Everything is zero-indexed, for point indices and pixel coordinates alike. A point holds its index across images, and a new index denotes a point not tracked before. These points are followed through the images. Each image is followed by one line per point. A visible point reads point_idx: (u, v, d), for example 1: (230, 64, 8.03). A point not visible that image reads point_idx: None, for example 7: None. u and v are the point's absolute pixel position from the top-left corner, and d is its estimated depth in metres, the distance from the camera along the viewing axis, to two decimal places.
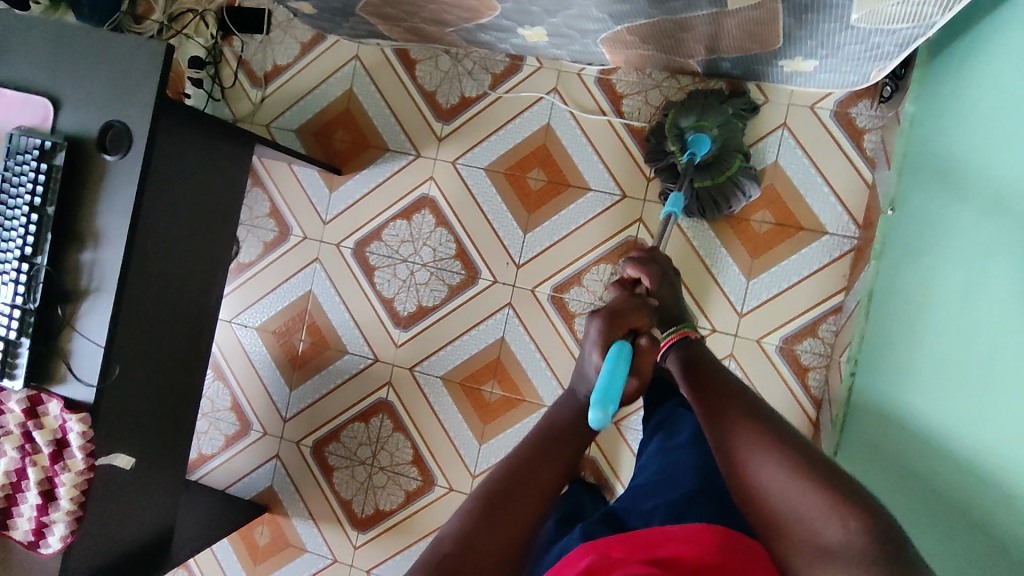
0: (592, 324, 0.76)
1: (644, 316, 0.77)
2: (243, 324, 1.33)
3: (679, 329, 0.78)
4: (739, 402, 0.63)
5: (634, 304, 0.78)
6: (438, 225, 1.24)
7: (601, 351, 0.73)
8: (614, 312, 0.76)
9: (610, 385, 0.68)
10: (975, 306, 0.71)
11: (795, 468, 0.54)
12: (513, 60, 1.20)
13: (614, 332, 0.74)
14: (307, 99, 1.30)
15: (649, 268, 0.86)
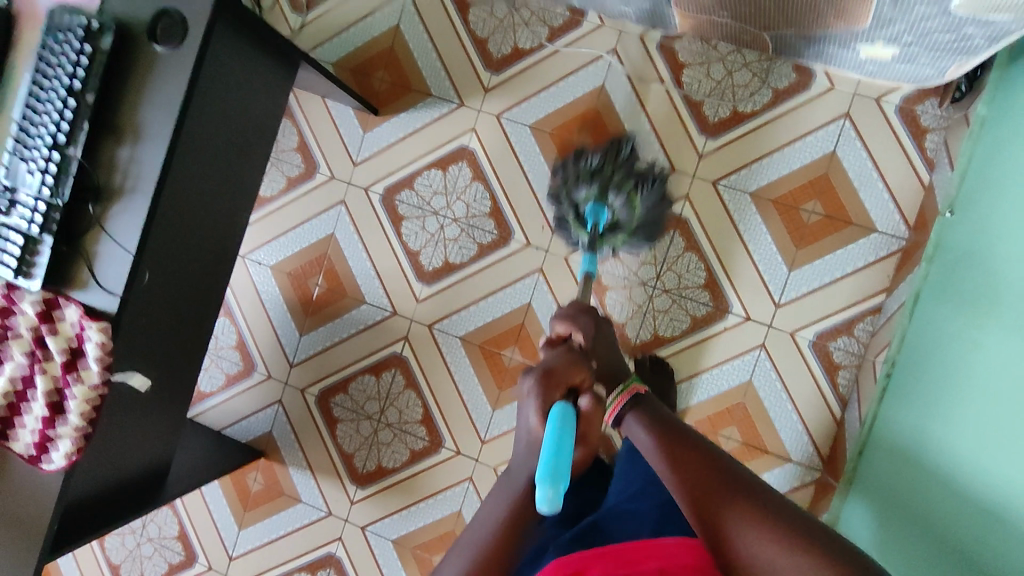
0: (528, 383, 0.73)
1: (582, 372, 0.74)
2: (257, 262, 1.26)
3: (627, 389, 0.76)
4: (711, 469, 0.60)
5: (573, 361, 0.75)
6: (474, 180, 1.20)
7: (539, 415, 0.69)
8: (554, 371, 0.72)
9: (560, 457, 0.63)
10: None
11: (768, 526, 0.53)
12: (573, 15, 1.16)
13: (554, 393, 0.71)
14: (350, 31, 1.23)
15: (577, 325, 0.88)
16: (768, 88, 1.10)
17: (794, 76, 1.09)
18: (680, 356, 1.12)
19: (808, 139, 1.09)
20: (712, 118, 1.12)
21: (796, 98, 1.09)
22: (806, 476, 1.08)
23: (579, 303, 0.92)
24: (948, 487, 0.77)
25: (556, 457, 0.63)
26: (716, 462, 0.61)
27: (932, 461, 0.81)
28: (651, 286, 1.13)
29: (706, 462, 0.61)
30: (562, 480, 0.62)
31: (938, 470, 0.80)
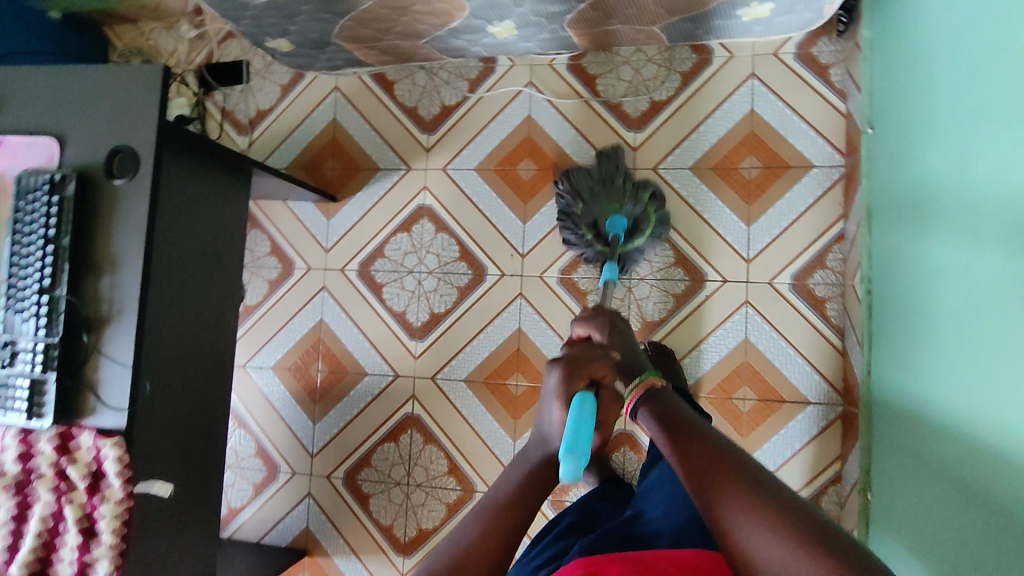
0: (552, 375, 0.77)
1: (606, 365, 0.77)
2: (258, 367, 1.32)
3: (644, 381, 0.76)
4: (716, 454, 0.60)
5: (594, 352, 0.78)
6: (438, 231, 1.26)
7: (562, 405, 0.74)
8: (575, 362, 0.77)
9: (580, 431, 0.70)
10: (974, 176, 0.73)
11: (766, 519, 0.52)
12: (485, 63, 1.26)
13: (577, 381, 0.75)
14: (294, 135, 1.34)
15: (593, 322, 0.86)
16: (675, 73, 1.18)
17: (695, 56, 1.18)
18: (675, 336, 1.15)
19: (726, 105, 1.16)
20: (635, 113, 1.20)
21: (704, 74, 1.17)
22: (829, 414, 1.08)
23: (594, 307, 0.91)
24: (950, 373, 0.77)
25: (579, 434, 0.70)
26: (730, 460, 0.59)
27: (928, 357, 0.83)
28: (627, 278, 1.18)
29: (720, 454, 0.60)
30: (583, 456, 0.69)
31: (937, 362, 0.81)
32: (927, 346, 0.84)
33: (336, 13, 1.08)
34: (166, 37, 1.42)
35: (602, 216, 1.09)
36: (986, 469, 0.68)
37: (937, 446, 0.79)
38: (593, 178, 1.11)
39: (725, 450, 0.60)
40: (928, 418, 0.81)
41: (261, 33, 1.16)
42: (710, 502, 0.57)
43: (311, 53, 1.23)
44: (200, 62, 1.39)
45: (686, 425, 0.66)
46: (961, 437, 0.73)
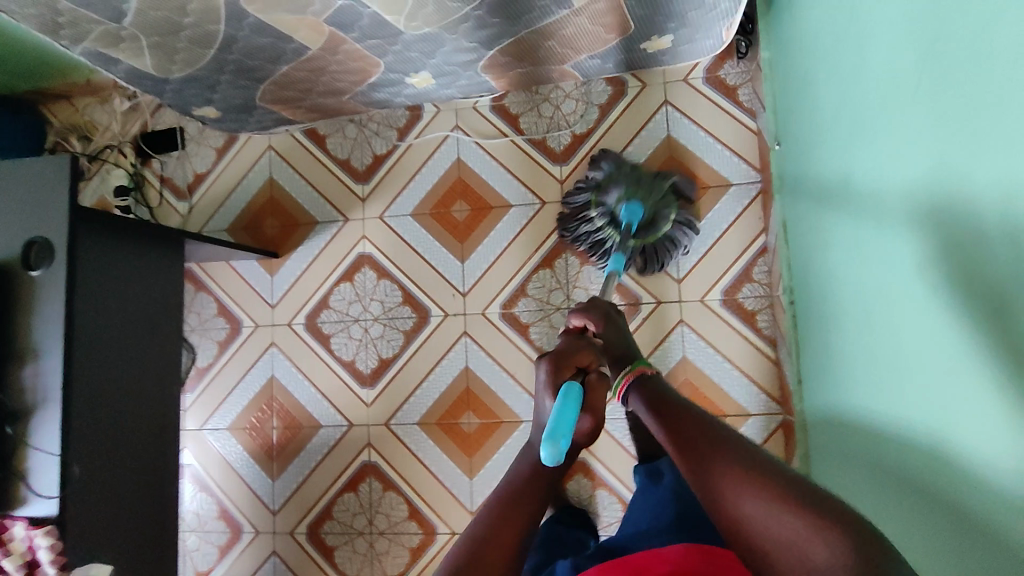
0: (540, 370, 0.77)
1: (591, 354, 0.77)
2: (214, 429, 1.33)
3: (634, 369, 0.75)
4: (710, 437, 0.56)
5: (579, 344, 0.78)
6: (380, 278, 1.28)
7: (551, 395, 0.73)
8: (561, 353, 0.77)
9: (565, 414, 0.68)
10: (856, 193, 0.77)
11: (771, 496, 0.48)
12: (412, 111, 1.29)
13: (563, 372, 0.75)
14: (232, 196, 1.36)
15: (591, 314, 0.85)
16: (593, 105, 1.22)
17: (610, 88, 1.22)
18: None
19: (643, 133, 1.20)
20: (558, 148, 1.23)
21: (620, 105, 1.21)
22: (771, 423, 1.11)
23: (596, 297, 0.90)
24: (860, 382, 0.80)
25: (562, 421, 0.67)
26: (719, 437, 0.56)
27: (844, 366, 0.86)
28: (566, 308, 1.21)
29: (708, 433, 0.57)
30: (563, 438, 0.66)
31: (850, 372, 0.83)
32: (840, 354, 0.87)
33: (255, 79, 1.10)
34: (100, 112, 1.43)
35: (616, 205, 1.05)
36: (893, 468, 0.70)
37: (856, 450, 0.81)
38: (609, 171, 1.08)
39: (713, 427, 0.58)
40: (850, 426, 0.84)
41: (186, 104, 1.19)
42: (709, 487, 0.53)
43: (240, 117, 1.26)
44: (136, 132, 1.41)
45: (673, 406, 0.64)
46: (873, 439, 0.76)
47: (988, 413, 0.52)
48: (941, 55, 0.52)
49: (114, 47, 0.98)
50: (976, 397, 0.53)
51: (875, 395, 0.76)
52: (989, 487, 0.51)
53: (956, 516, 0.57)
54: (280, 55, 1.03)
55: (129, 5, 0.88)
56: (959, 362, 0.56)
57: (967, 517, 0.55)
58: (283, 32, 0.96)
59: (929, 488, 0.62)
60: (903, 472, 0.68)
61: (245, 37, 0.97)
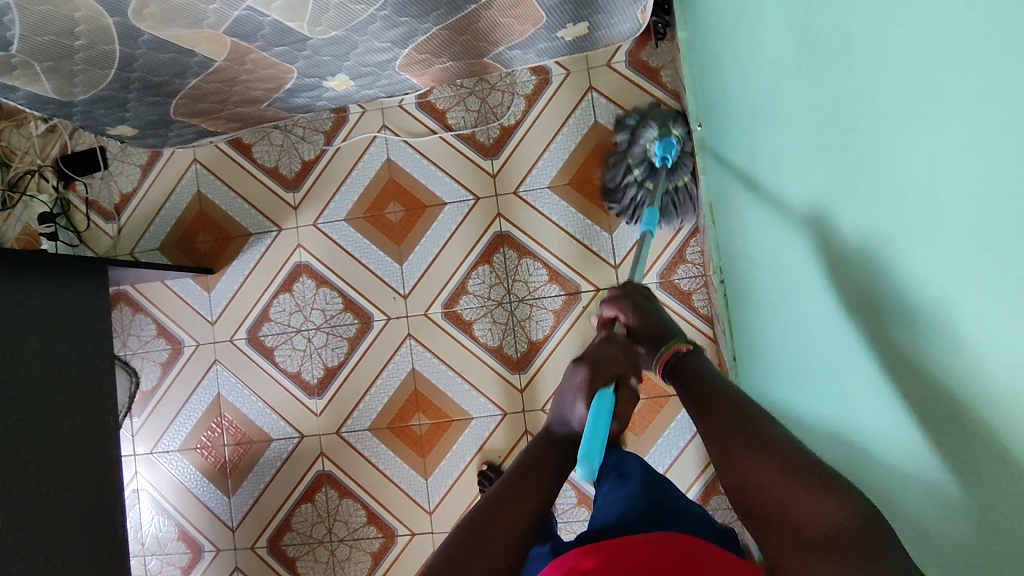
0: (575, 370, 0.73)
1: (627, 362, 0.71)
2: (165, 451, 1.31)
3: (670, 346, 0.67)
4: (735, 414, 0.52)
5: (611, 351, 0.72)
6: (319, 287, 1.26)
7: (584, 399, 0.69)
8: (597, 357, 0.72)
9: (597, 431, 0.67)
10: (763, 173, 0.77)
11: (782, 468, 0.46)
12: (337, 114, 1.27)
13: (598, 380, 0.70)
14: (161, 213, 1.32)
15: (621, 303, 0.77)
16: (519, 96, 1.21)
17: (535, 78, 1.20)
18: (562, 349, 1.18)
19: (570, 121, 1.19)
20: (488, 141, 1.22)
21: (545, 94, 1.20)
22: None
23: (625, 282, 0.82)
24: (780, 360, 0.81)
25: (594, 436, 0.67)
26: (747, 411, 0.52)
27: (767, 344, 0.87)
28: (507, 303, 1.20)
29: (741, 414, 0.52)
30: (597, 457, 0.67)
31: (771, 350, 0.85)
32: (763, 332, 0.88)
33: (165, 94, 1.07)
34: (17, 136, 1.35)
35: (649, 143, 1.03)
36: (810, 442, 0.72)
37: (782, 424, 0.83)
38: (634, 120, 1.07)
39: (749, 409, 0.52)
40: (777, 402, 0.85)
41: (99, 124, 1.14)
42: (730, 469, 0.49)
43: (159, 133, 1.22)
44: (56, 154, 1.36)
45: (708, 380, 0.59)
46: (794, 414, 0.78)
47: (876, 392, 0.52)
48: (820, 35, 0.52)
49: (7, 75, 0.94)
50: (861, 372, 0.55)
51: (792, 373, 0.77)
52: (887, 466, 0.52)
53: (865, 492, 0.57)
54: (185, 69, 0.99)
55: (12, 32, 0.84)
56: (850, 343, 0.56)
57: (870, 486, 0.56)
58: (183, 47, 0.93)
59: (838, 460, 0.64)
60: (818, 449, 0.70)
61: (144, 54, 0.94)
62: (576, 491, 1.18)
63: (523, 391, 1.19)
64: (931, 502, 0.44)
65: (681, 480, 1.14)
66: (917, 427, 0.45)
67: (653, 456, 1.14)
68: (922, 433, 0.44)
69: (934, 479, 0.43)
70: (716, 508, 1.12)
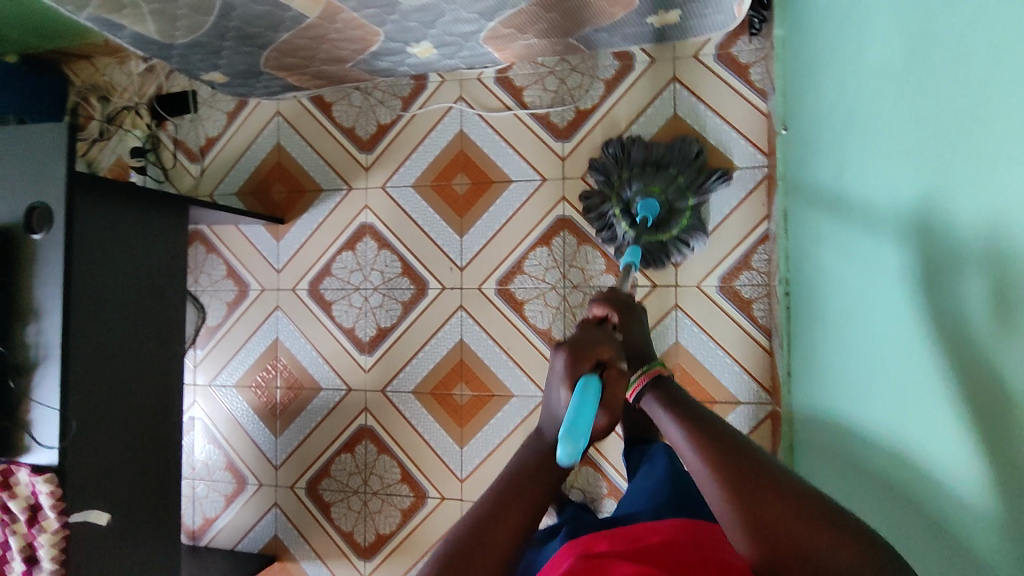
0: (557, 358, 0.68)
1: (611, 347, 0.68)
2: (222, 385, 1.39)
3: (649, 370, 0.70)
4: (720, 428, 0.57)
5: (597, 335, 0.69)
6: (380, 249, 1.30)
7: (568, 386, 0.64)
8: (579, 343, 0.68)
9: (582, 412, 0.60)
10: (849, 189, 0.74)
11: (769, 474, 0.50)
12: (417, 80, 1.28)
13: (583, 366, 0.65)
14: (241, 161, 1.38)
15: (613, 304, 0.80)
16: (600, 81, 1.18)
17: (618, 63, 1.18)
18: None
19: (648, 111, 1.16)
20: (561, 123, 1.20)
21: (627, 80, 1.17)
22: (760, 413, 1.10)
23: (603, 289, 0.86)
24: (840, 383, 0.79)
25: (580, 412, 0.60)
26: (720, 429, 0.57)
27: (828, 364, 0.84)
28: (561, 287, 1.20)
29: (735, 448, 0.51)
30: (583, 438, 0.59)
31: (831, 367, 0.82)
32: (824, 348, 0.86)
33: (259, 46, 1.10)
34: (119, 73, 1.46)
35: (634, 197, 1.07)
36: (862, 465, 0.70)
37: (833, 444, 0.81)
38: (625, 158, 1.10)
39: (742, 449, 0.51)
40: (830, 421, 0.83)
41: (194, 68, 1.19)
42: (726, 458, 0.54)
43: (247, 83, 1.26)
44: (151, 94, 1.43)
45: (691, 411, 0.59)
46: (847, 434, 0.76)
47: (948, 427, 0.50)
48: (937, 47, 0.48)
49: (117, 13, 0.98)
50: (934, 406, 0.53)
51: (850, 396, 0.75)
52: (946, 503, 0.50)
53: (914, 520, 0.56)
54: (279, 23, 1.02)
55: None
56: (929, 372, 0.54)
57: (919, 517, 0.55)
58: (279, 1, 0.96)
59: (889, 485, 0.62)
60: (869, 471, 0.68)
61: (243, 5, 0.97)
62: (607, 482, 1.19)
63: None
64: (990, 546, 0.43)
65: None
66: (991, 470, 0.43)
67: None
68: (1001, 483, 0.42)
69: (1002, 528, 0.42)
70: None
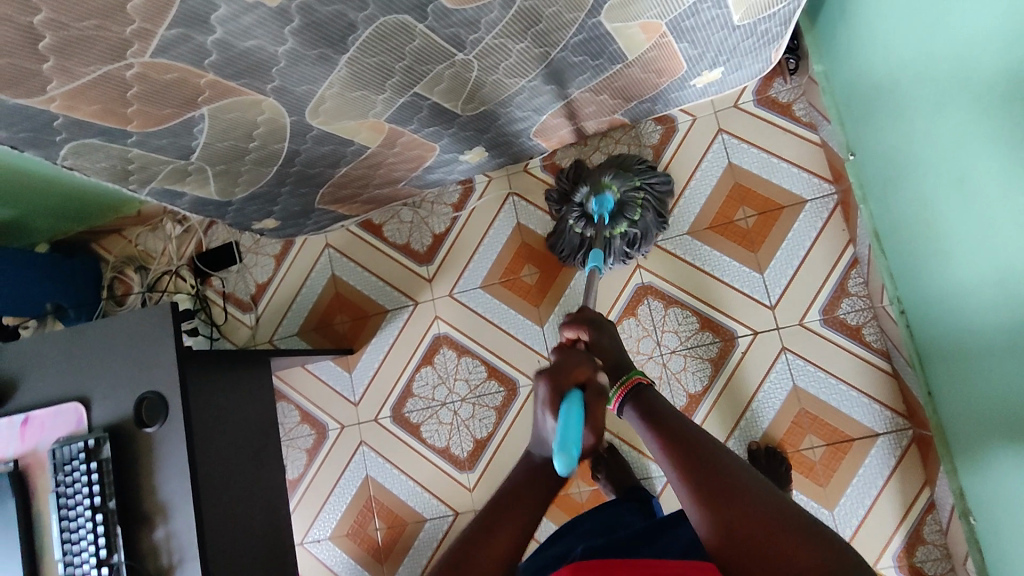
0: (539, 388, 0.77)
1: (586, 366, 0.77)
2: (316, 541, 1.29)
3: (629, 378, 0.73)
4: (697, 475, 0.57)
5: (575, 357, 0.78)
6: (461, 356, 1.25)
7: (552, 414, 0.75)
8: (556, 368, 0.77)
9: (569, 430, 0.71)
10: (978, 196, 0.74)
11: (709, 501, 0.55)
12: (464, 185, 1.29)
13: (562, 389, 0.75)
14: (297, 300, 1.35)
15: (585, 324, 0.84)
16: (647, 147, 1.21)
17: (660, 127, 1.21)
18: (723, 401, 1.13)
19: (703, 165, 1.18)
20: None
21: (673, 142, 1.20)
22: (902, 440, 1.06)
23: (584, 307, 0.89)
24: (1012, 383, 0.74)
25: (567, 432, 0.70)
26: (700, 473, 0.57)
27: (985, 369, 0.80)
28: (659, 355, 1.17)
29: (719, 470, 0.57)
30: (574, 451, 0.69)
31: (993, 368, 0.78)
32: (975, 351, 0.82)
33: (316, 185, 1.10)
34: (153, 239, 1.44)
35: (587, 200, 1.09)
36: None
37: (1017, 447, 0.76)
38: (569, 177, 1.13)
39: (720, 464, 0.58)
40: (1005, 427, 0.78)
41: (247, 220, 1.17)
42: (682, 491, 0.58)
43: (298, 222, 1.25)
44: (190, 253, 1.41)
45: (674, 424, 0.64)
46: None
47: None
48: None
49: (181, 182, 0.97)
50: None
51: None
52: None
53: None
54: (340, 158, 1.02)
55: (197, 141, 0.87)
56: None
57: None
58: (344, 138, 0.96)
59: None
60: None
61: (308, 149, 0.97)
62: None
63: None
64: None
65: (877, 534, 1.06)
66: None
67: (842, 510, 1.07)
68: None
69: None
70: (923, 560, 1.04)
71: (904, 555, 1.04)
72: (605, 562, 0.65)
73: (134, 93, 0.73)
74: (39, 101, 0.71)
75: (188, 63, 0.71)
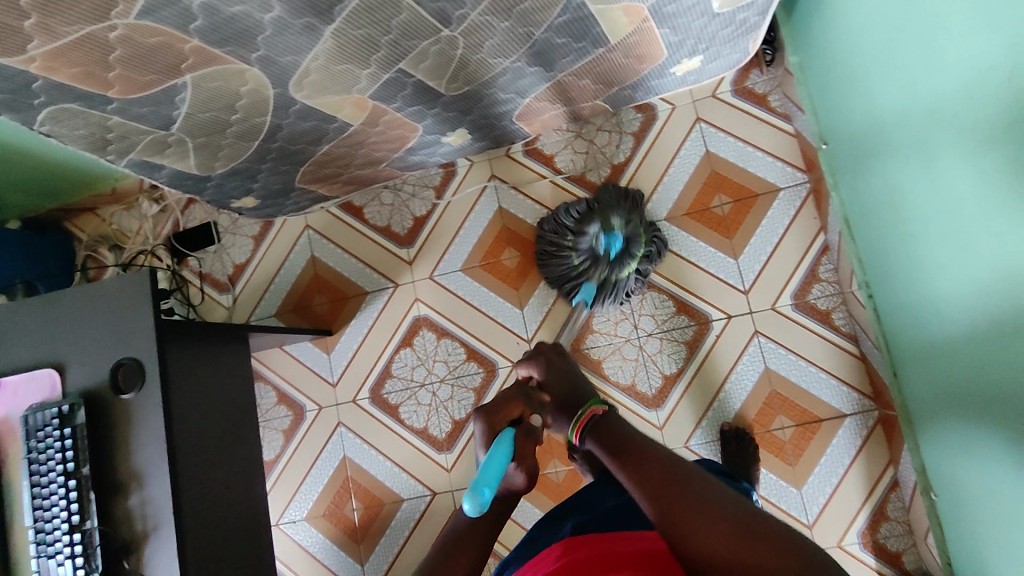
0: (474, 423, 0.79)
1: (520, 403, 0.79)
2: (291, 522, 1.28)
3: (587, 408, 0.71)
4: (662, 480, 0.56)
5: (512, 391, 0.80)
6: (440, 338, 1.26)
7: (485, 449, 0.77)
8: (493, 405, 0.79)
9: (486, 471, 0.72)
10: (940, 179, 0.77)
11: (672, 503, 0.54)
12: (446, 168, 1.29)
13: (498, 423, 0.78)
14: (276, 280, 1.34)
15: (535, 361, 0.84)
16: (627, 135, 1.23)
17: (640, 115, 1.23)
18: (697, 382, 1.16)
19: (681, 153, 1.20)
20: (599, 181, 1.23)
21: (653, 130, 1.22)
22: (868, 420, 1.10)
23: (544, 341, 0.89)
24: (970, 359, 0.78)
25: (486, 473, 0.71)
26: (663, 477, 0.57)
27: (946, 346, 0.84)
28: (636, 338, 1.19)
29: (670, 472, 0.57)
30: (484, 493, 0.70)
31: (953, 346, 0.82)
32: (937, 329, 0.85)
33: (297, 162, 1.10)
34: (128, 218, 1.41)
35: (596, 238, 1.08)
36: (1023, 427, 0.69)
37: (975, 421, 0.79)
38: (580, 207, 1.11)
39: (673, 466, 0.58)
40: (963, 402, 0.81)
41: (227, 198, 1.16)
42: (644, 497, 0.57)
43: (278, 203, 1.24)
44: (167, 232, 1.39)
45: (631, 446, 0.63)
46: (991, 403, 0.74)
47: None
48: None
49: (160, 154, 0.96)
50: None
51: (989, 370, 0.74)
52: None
53: None
54: (323, 135, 1.02)
55: (179, 110, 0.86)
56: None
57: None
58: (327, 113, 0.96)
59: None
60: None
61: (291, 124, 0.97)
62: None
63: (662, 426, 1.16)
64: None
65: (844, 511, 1.09)
66: None
67: (810, 488, 1.10)
68: None
69: None
70: (886, 536, 1.07)
71: (869, 531, 1.08)
72: (590, 547, 0.66)
73: (117, 56, 0.73)
74: (18, 60, 0.70)
75: (173, 27, 0.70)
